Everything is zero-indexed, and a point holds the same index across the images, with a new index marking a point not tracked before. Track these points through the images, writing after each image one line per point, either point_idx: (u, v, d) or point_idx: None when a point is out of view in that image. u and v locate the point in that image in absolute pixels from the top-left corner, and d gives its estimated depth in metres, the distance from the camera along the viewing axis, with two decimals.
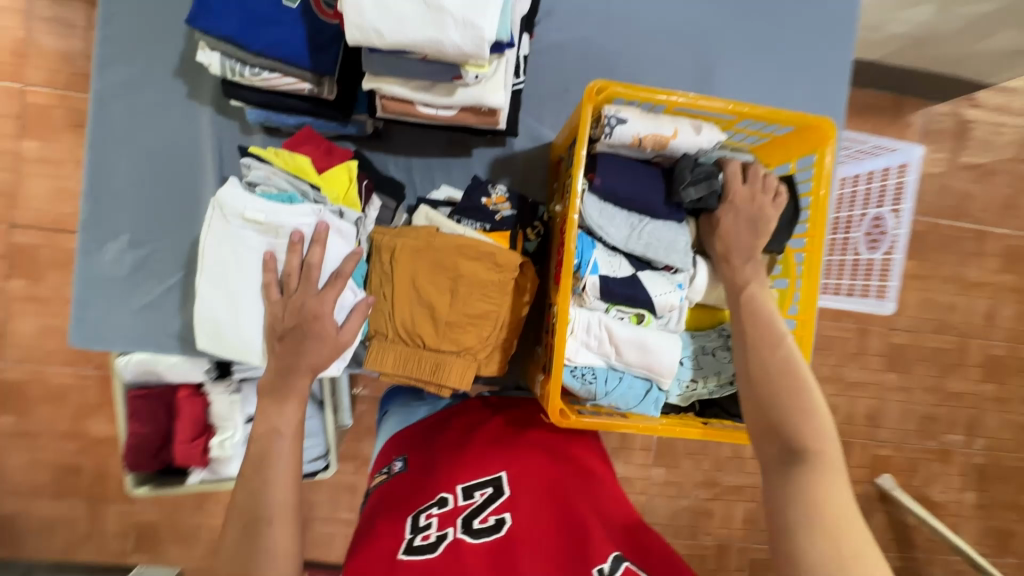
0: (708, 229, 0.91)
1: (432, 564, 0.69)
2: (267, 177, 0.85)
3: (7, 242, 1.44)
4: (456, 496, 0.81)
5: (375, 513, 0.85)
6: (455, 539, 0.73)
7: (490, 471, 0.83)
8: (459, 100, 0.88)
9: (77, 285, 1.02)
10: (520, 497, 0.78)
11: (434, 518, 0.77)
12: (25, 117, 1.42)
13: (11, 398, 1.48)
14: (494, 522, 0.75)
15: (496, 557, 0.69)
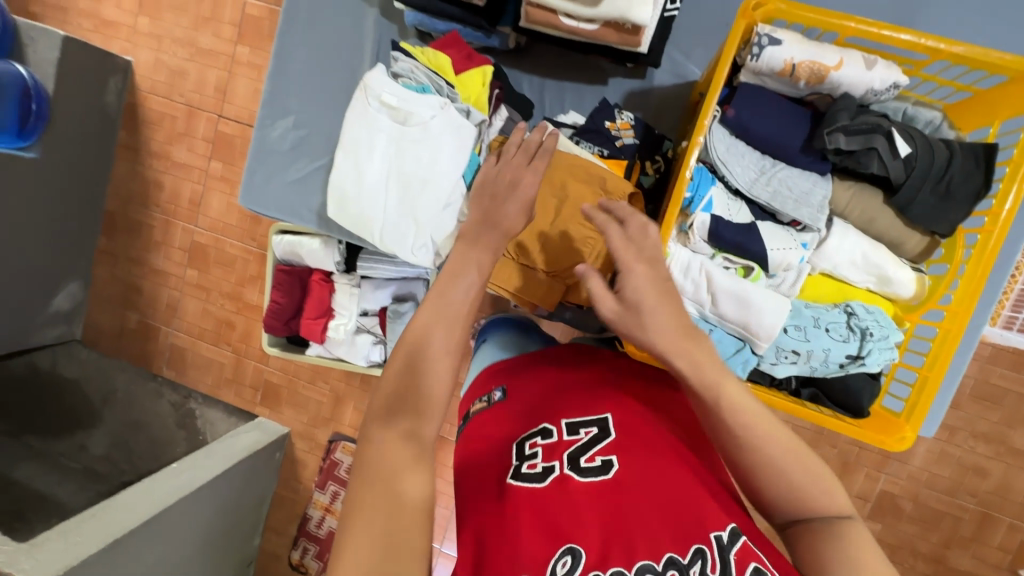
0: (857, 191, 0.79)
1: (534, 499, 0.58)
2: (410, 70, 0.89)
3: (215, 129, 1.73)
4: (560, 427, 0.66)
5: (474, 437, 0.72)
6: (562, 475, 0.60)
7: (597, 407, 0.66)
8: (603, 12, 0.86)
9: (251, 152, 1.20)
10: (632, 440, 0.62)
11: (539, 447, 0.64)
12: (243, 26, 1.66)
13: (197, 256, 1.81)
14: (601, 462, 0.60)
15: (606, 506, 0.56)
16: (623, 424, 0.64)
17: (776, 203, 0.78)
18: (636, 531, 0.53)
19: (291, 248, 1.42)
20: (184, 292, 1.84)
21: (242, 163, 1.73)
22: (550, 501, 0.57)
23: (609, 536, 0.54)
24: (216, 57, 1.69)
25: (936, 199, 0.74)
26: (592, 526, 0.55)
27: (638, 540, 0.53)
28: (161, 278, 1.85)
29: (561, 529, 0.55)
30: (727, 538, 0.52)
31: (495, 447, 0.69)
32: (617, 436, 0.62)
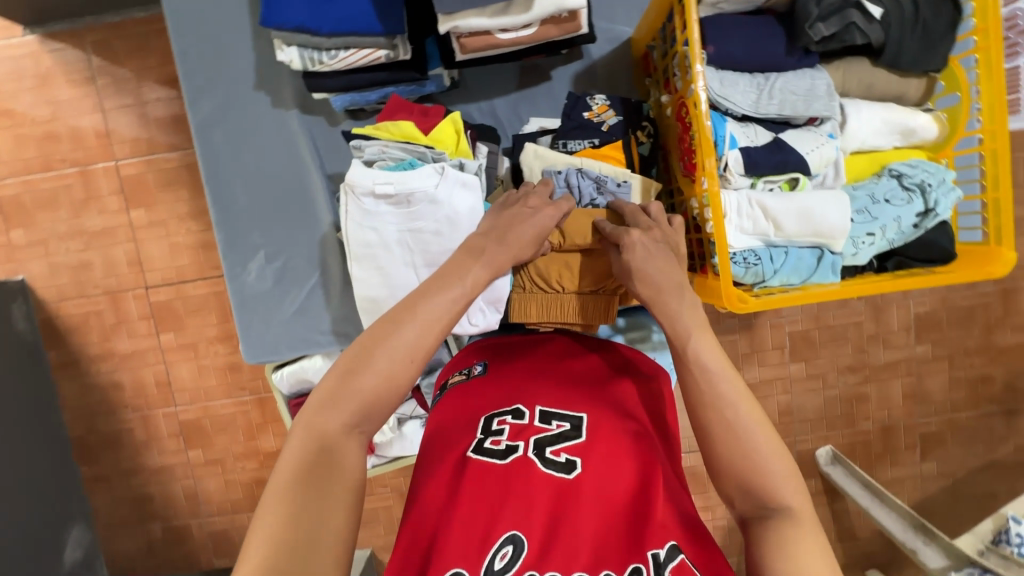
0: (846, 66, 0.81)
1: (497, 477, 0.69)
2: (381, 151, 0.84)
3: (148, 303, 1.58)
4: (534, 414, 0.76)
5: (447, 406, 0.83)
6: (525, 458, 0.71)
7: (575, 407, 0.77)
8: (538, 13, 0.83)
9: (235, 306, 1.11)
10: (598, 444, 0.72)
11: (507, 427, 0.75)
12: (125, 190, 1.52)
13: (193, 434, 1.66)
14: (566, 460, 0.70)
15: (559, 498, 0.67)
16: (594, 426, 0.74)
17: (789, 111, 0.78)
18: (580, 533, 0.64)
19: (298, 378, 1.15)
20: (197, 475, 1.68)
21: (194, 323, 1.59)
22: (509, 483, 0.68)
23: (553, 533, 0.64)
24: (113, 233, 1.54)
25: (919, 42, 0.77)
26: (538, 520, 0.65)
27: (581, 545, 0.63)
28: (166, 475, 1.68)
29: (508, 514, 0.66)
30: (664, 556, 0.61)
31: (460, 420, 0.80)
32: (587, 438, 0.72)
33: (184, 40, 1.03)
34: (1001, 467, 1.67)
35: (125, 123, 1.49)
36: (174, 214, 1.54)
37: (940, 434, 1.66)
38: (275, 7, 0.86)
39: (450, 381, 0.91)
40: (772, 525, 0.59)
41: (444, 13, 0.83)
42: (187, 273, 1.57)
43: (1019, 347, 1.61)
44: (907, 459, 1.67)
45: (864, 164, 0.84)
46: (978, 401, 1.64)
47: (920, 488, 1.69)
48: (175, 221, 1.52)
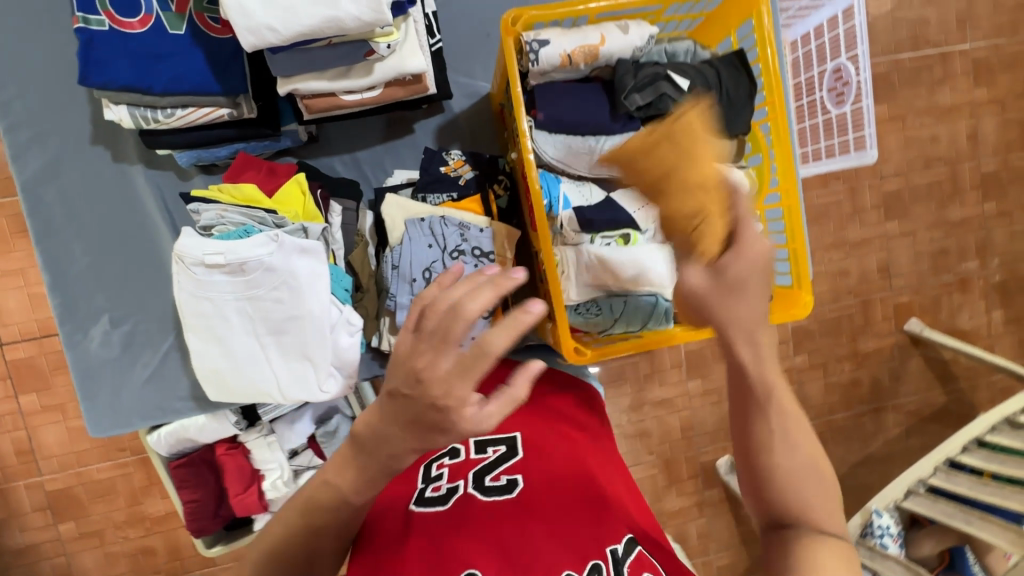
0: None
1: (442, 520, 0.66)
2: (219, 216, 0.82)
3: (3, 363, 1.40)
4: (469, 449, 0.76)
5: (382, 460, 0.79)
6: (467, 493, 0.69)
7: (510, 429, 0.78)
8: (380, 76, 0.85)
9: (75, 376, 1.02)
10: (534, 457, 0.73)
11: (445, 470, 0.73)
12: None
13: (63, 506, 1.48)
14: (507, 482, 0.70)
15: (508, 517, 0.65)
16: (528, 441, 0.76)
17: (618, 171, 0.84)
18: (535, 539, 0.63)
19: (178, 437, 1.10)
20: (71, 550, 1.50)
21: (62, 381, 1.43)
22: (454, 522, 0.66)
23: (509, 551, 0.62)
24: None
25: (727, 110, 0.85)
26: (493, 544, 0.63)
27: (541, 551, 0.61)
28: (33, 555, 1.49)
29: (464, 550, 0.62)
30: (622, 551, 0.62)
31: (398, 472, 0.76)
32: (525, 453, 0.74)
33: (5, 91, 0.95)
34: (874, 459, 1.85)
35: None
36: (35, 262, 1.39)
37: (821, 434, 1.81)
38: (94, 67, 0.81)
39: None
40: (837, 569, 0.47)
41: (281, 75, 0.82)
42: (53, 325, 1.41)
43: (880, 350, 1.79)
44: None
45: None
46: (850, 402, 1.81)
47: None
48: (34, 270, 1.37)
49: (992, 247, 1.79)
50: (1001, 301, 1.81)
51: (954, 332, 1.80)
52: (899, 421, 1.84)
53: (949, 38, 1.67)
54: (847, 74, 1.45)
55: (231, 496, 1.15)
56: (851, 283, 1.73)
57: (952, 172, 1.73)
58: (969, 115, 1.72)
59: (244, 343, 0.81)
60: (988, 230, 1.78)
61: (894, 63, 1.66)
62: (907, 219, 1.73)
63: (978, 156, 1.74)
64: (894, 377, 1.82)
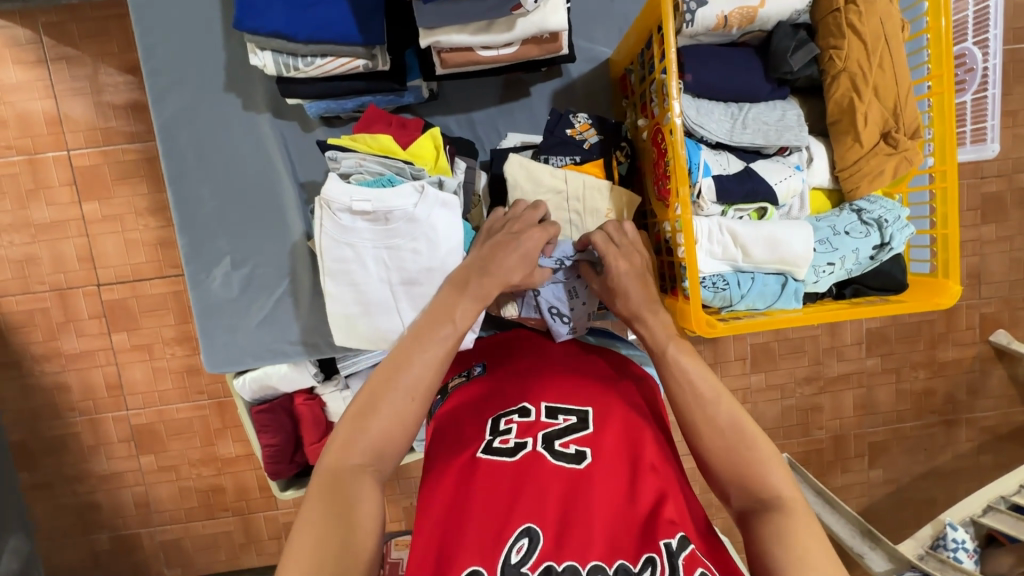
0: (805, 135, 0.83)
1: (508, 474, 0.68)
2: (358, 164, 0.83)
3: (100, 302, 1.49)
4: (539, 411, 0.76)
5: (452, 407, 0.82)
6: (534, 453, 0.70)
7: (581, 401, 0.77)
8: (520, 33, 0.84)
9: (197, 313, 1.07)
10: (606, 436, 0.72)
11: (515, 426, 0.74)
12: (79, 182, 1.43)
13: (145, 439, 1.58)
14: (576, 452, 0.70)
15: (571, 491, 0.66)
16: (601, 419, 0.74)
17: (763, 140, 0.81)
18: (593, 520, 0.63)
19: (262, 384, 1.13)
20: (149, 482, 1.61)
21: (150, 323, 1.51)
22: (518, 478, 0.67)
23: (566, 523, 0.63)
24: (64, 226, 1.45)
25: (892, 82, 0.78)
26: (551, 511, 0.64)
27: (595, 533, 0.62)
28: (115, 482, 1.60)
29: (525, 509, 0.64)
30: (676, 546, 0.60)
31: (467, 420, 0.78)
32: (595, 430, 0.72)
33: (149, 35, 0.99)
34: (939, 473, 1.77)
35: (81, 111, 1.40)
36: (133, 209, 1.46)
37: (886, 442, 1.74)
38: (248, 12, 0.84)
39: (449, 384, 0.90)
40: (771, 516, 0.64)
41: (425, 26, 0.82)
42: (146, 270, 1.49)
43: (959, 361, 1.70)
44: (856, 465, 1.75)
45: (829, 197, 0.88)
46: (922, 413, 1.73)
47: (867, 493, 1.77)
48: (134, 217, 1.45)
49: None
50: None
51: None
52: (971, 436, 1.75)
53: None
54: (973, 59, 1.36)
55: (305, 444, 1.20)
56: None
57: None
58: None
59: (376, 291, 0.83)
60: None
61: (1009, 55, 1.54)
62: (1005, 225, 1.61)
63: None
64: (971, 390, 1.72)
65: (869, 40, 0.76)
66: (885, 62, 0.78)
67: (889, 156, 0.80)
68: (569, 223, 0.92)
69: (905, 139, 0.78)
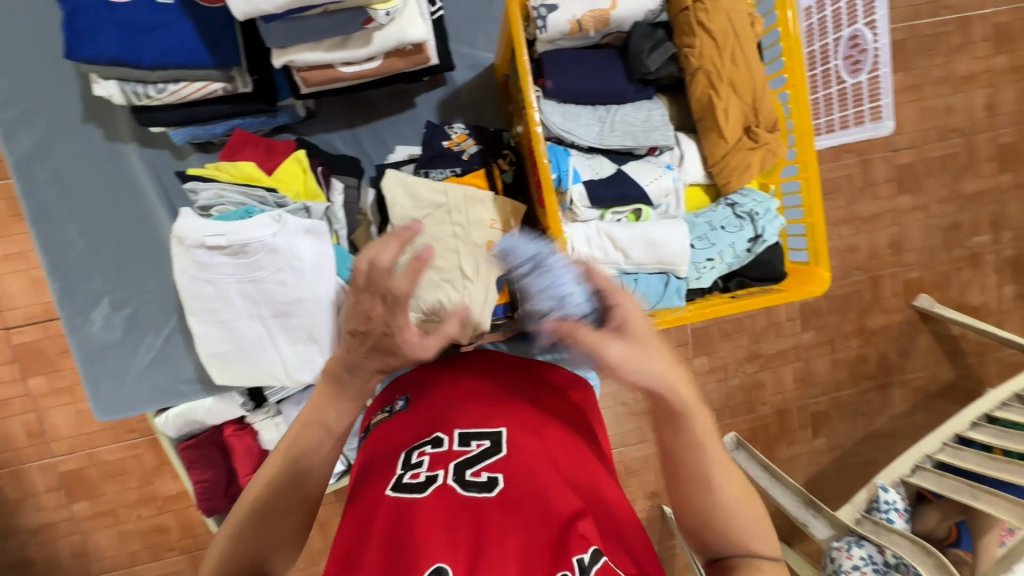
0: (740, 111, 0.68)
1: (417, 511, 0.61)
2: (218, 195, 0.80)
3: (10, 346, 1.39)
4: (453, 438, 0.70)
5: (371, 450, 0.75)
6: (443, 485, 0.63)
7: (494, 421, 0.71)
8: (379, 47, 0.81)
9: (79, 360, 1.00)
10: (519, 456, 0.66)
11: (427, 457, 0.68)
12: None
13: (76, 486, 1.49)
14: (487, 479, 0.64)
15: (481, 519, 0.60)
16: (516, 439, 0.68)
17: (631, 142, 0.81)
18: (505, 544, 0.57)
19: (187, 419, 1.07)
20: (86, 529, 1.52)
21: (69, 363, 1.42)
22: (426, 513, 0.61)
23: (477, 554, 0.57)
24: None
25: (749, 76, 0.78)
26: (461, 544, 0.58)
27: (506, 557, 0.56)
28: (49, 533, 1.51)
29: (431, 546, 0.57)
30: (589, 560, 0.55)
31: (383, 461, 0.72)
32: (507, 452, 0.67)
33: None
34: (879, 435, 1.83)
35: None
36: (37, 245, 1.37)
37: (827, 411, 1.78)
38: (80, 39, 0.78)
39: (373, 422, 0.82)
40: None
41: (277, 46, 0.78)
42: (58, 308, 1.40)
43: (888, 327, 1.75)
44: (801, 437, 1.79)
45: (705, 193, 0.88)
46: (857, 379, 1.78)
47: (814, 462, 1.81)
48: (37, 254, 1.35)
49: (1006, 221, 1.72)
50: (1013, 277, 1.76)
51: (964, 309, 1.75)
52: (905, 397, 1.81)
53: (969, 3, 1.58)
54: (864, 40, 1.39)
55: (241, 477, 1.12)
56: (861, 259, 1.68)
57: (968, 144, 1.65)
58: (988, 84, 1.63)
59: (248, 326, 0.79)
60: (1002, 204, 1.71)
61: (909, 30, 1.58)
62: (920, 193, 1.66)
63: (996, 127, 1.66)
64: (901, 353, 1.78)
65: (718, 36, 0.77)
66: (737, 57, 0.78)
67: (752, 150, 0.81)
68: (456, 236, 0.89)
69: (764, 132, 0.79)
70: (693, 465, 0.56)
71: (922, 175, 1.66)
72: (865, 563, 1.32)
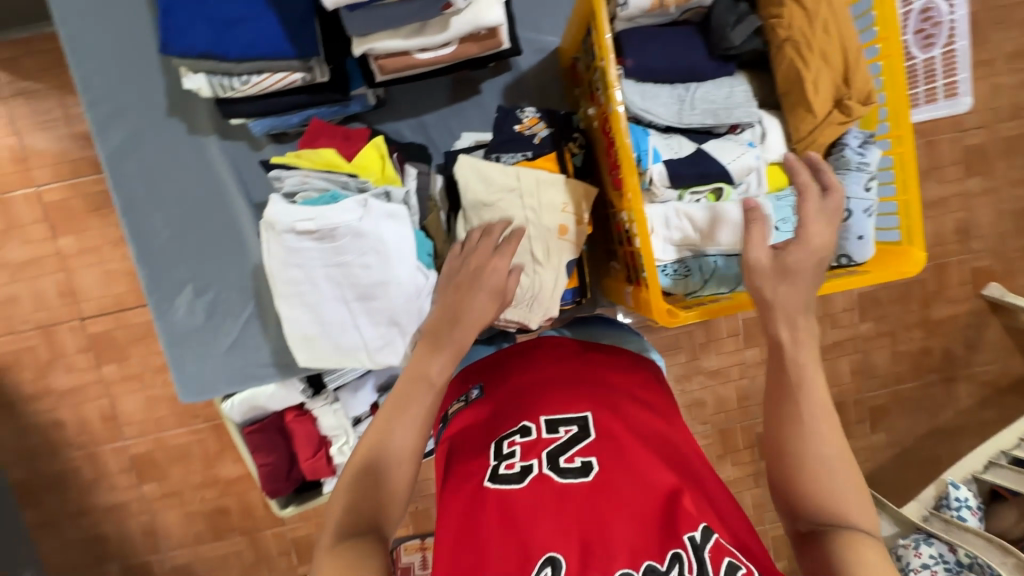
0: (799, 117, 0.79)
1: (520, 501, 0.62)
2: (302, 182, 0.82)
3: (86, 335, 1.47)
4: (540, 426, 0.70)
5: (453, 438, 0.76)
6: (541, 473, 0.64)
7: (578, 407, 0.71)
8: (455, 32, 0.81)
9: (165, 344, 1.05)
10: (610, 440, 0.66)
11: (517, 446, 0.68)
12: (50, 218, 1.40)
13: (145, 468, 1.57)
14: (582, 464, 0.64)
15: (586, 507, 0.60)
16: (602, 425, 0.68)
17: (712, 120, 0.79)
18: (615, 529, 0.58)
19: (251, 406, 1.12)
20: (154, 509, 1.60)
21: (138, 352, 1.50)
22: (530, 504, 0.61)
23: (587, 539, 0.58)
24: (41, 263, 1.43)
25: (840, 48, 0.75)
26: (571, 528, 0.59)
27: (618, 542, 0.57)
28: (121, 512, 1.59)
29: (542, 532, 0.58)
30: (700, 538, 0.56)
31: (471, 448, 0.72)
32: (598, 438, 0.67)
33: (84, 66, 0.96)
34: (943, 431, 1.75)
35: (44, 147, 1.37)
36: (108, 239, 1.44)
37: (886, 405, 1.71)
38: (174, 35, 0.81)
39: (450, 411, 0.84)
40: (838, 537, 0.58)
41: (357, 34, 0.80)
42: (127, 299, 1.47)
43: (954, 318, 1.66)
44: (859, 431, 1.72)
45: (788, 172, 0.85)
46: (921, 372, 1.70)
47: (872, 458, 1.74)
48: (109, 247, 1.42)
49: None
50: None
51: None
52: (973, 391, 1.72)
53: None
54: (939, 13, 1.36)
55: (301, 460, 1.17)
56: (926, 246, 1.60)
57: None
58: None
59: (333, 309, 0.81)
60: None
61: (982, 1, 1.48)
62: (992, 176, 1.57)
63: None
64: (968, 346, 1.69)
65: (809, 5, 0.74)
66: (830, 26, 0.75)
67: (843, 125, 0.77)
68: (525, 220, 0.88)
69: (857, 106, 0.75)
70: (786, 410, 0.64)
71: (995, 156, 1.55)
72: (935, 562, 1.26)
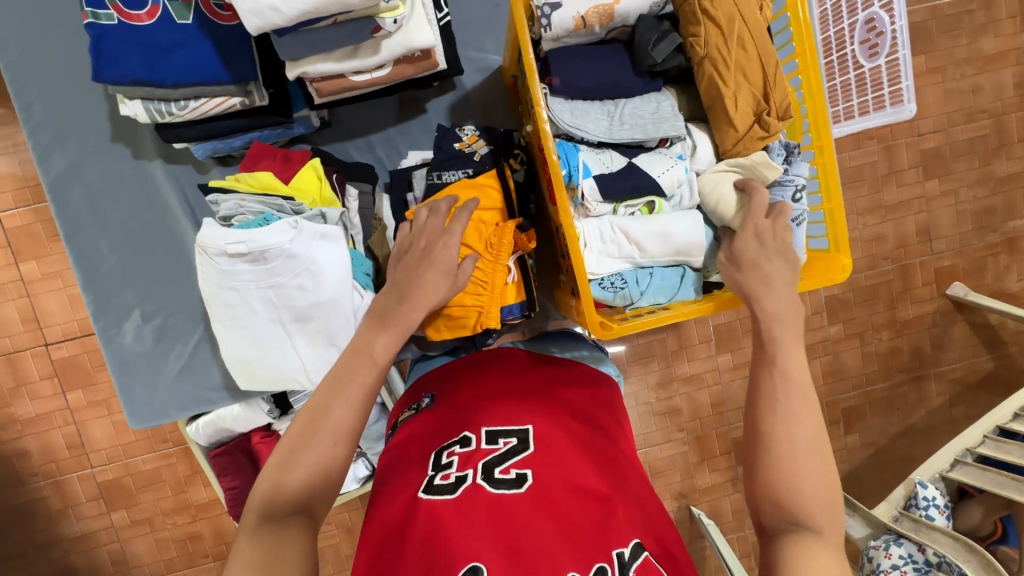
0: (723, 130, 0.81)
1: (451, 512, 0.60)
2: (238, 206, 0.82)
3: (50, 362, 1.45)
4: (480, 437, 0.69)
5: (394, 453, 0.74)
6: (474, 483, 0.62)
7: (520, 420, 0.70)
8: (388, 54, 0.82)
9: (113, 370, 1.04)
10: (547, 451, 0.65)
11: (456, 457, 0.67)
12: (12, 243, 1.38)
13: (114, 495, 1.53)
14: (517, 476, 0.63)
15: (515, 518, 0.59)
16: (541, 434, 0.68)
17: (641, 134, 0.81)
18: (543, 540, 0.57)
19: (216, 427, 1.12)
20: (124, 537, 1.56)
21: (105, 377, 1.47)
22: (463, 514, 0.59)
23: (513, 549, 0.56)
24: (3, 289, 1.40)
25: (758, 63, 0.78)
26: (498, 538, 0.57)
27: (544, 552, 0.56)
28: (89, 542, 1.56)
29: (467, 544, 0.56)
30: (629, 555, 0.55)
31: (410, 460, 0.70)
32: (536, 449, 0.66)
33: (24, 93, 0.96)
34: (916, 430, 1.76)
35: (5, 171, 1.35)
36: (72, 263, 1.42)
37: (859, 407, 1.73)
38: (105, 62, 0.82)
39: (400, 421, 0.82)
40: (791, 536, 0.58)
41: (289, 59, 0.81)
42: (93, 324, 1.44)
43: (920, 318, 1.68)
44: (833, 433, 1.74)
45: None
46: (890, 372, 1.71)
47: (847, 459, 1.76)
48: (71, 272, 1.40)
49: None
50: None
51: (1001, 296, 1.68)
52: (942, 389, 1.74)
53: None
54: (881, 22, 1.36)
55: None
56: (889, 248, 1.62)
57: (998, 125, 1.58)
58: (1017, 62, 1.55)
59: (270, 330, 0.82)
60: None
61: (931, 10, 1.51)
62: (949, 178, 1.60)
63: None
64: (935, 344, 1.71)
65: (723, 23, 0.77)
66: (745, 43, 0.78)
67: (762, 140, 0.80)
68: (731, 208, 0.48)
69: (775, 121, 0.78)
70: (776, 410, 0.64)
71: (949, 159, 1.59)
72: (904, 562, 1.26)
